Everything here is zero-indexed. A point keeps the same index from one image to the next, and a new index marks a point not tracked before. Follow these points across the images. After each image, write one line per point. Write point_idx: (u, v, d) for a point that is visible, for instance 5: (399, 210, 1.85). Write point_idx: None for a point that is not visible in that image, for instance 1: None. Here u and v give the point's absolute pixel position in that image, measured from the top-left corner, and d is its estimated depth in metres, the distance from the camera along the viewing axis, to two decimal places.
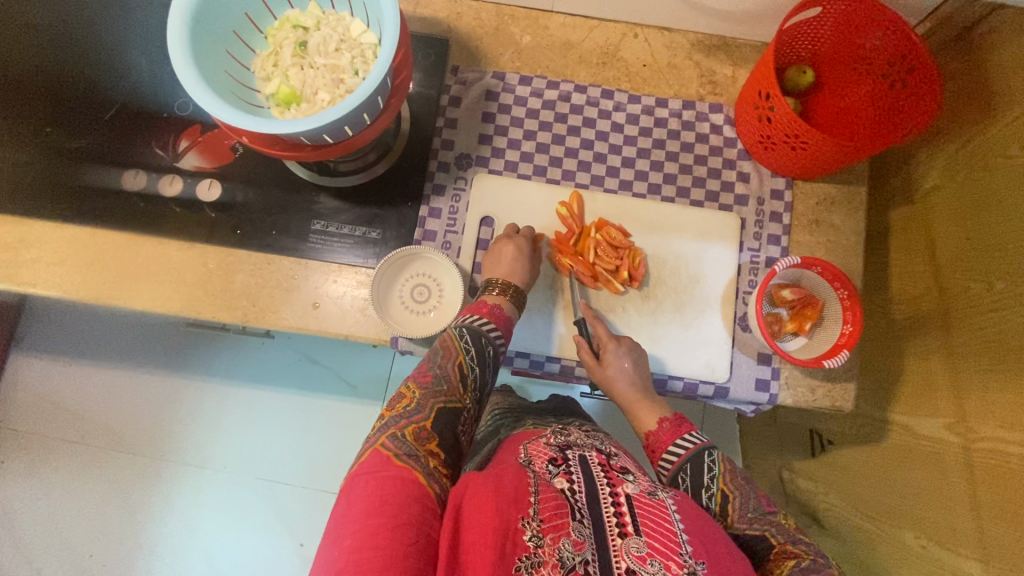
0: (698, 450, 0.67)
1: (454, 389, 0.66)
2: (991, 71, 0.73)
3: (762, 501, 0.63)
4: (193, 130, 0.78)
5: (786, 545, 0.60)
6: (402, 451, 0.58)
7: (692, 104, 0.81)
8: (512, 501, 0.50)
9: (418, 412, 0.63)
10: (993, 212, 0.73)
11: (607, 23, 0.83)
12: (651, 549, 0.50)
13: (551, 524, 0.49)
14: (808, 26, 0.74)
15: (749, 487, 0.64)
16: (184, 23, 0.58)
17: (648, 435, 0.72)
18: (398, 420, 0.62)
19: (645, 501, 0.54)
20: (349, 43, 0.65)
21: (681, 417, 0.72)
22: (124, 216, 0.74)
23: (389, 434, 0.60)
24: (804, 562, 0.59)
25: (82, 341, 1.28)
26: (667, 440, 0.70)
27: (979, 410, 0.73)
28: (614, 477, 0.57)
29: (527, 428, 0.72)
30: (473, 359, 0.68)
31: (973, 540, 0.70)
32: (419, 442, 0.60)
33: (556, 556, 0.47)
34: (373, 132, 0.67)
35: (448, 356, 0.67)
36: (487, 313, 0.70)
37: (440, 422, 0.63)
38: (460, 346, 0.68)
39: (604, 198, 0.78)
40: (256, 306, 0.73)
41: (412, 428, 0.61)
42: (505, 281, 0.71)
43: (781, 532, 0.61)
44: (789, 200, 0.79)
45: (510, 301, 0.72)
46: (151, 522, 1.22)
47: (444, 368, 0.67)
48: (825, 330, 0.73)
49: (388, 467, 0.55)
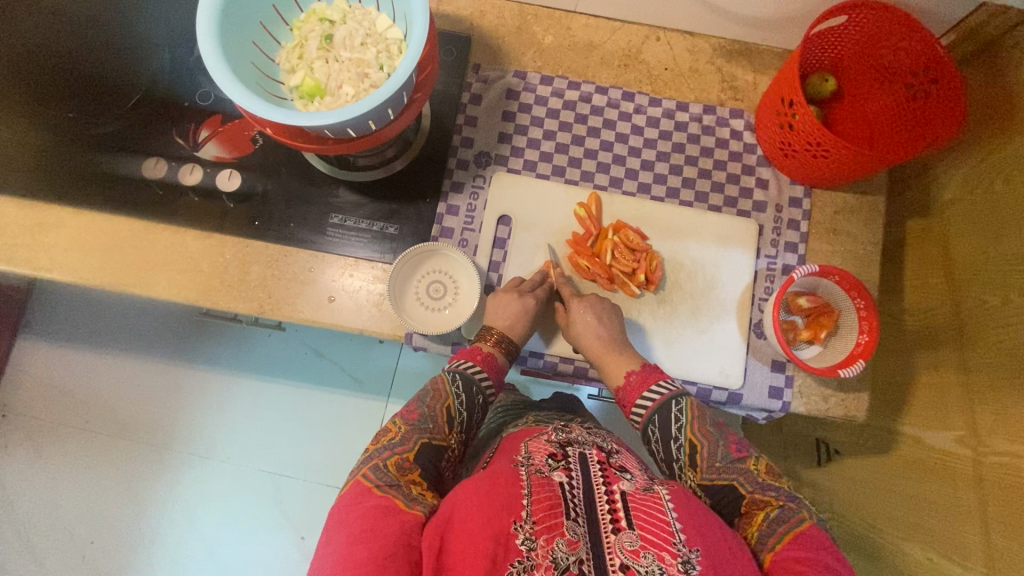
0: (666, 401, 0.68)
1: (439, 427, 0.68)
2: (1017, 84, 0.72)
3: (731, 447, 0.65)
4: (214, 120, 0.78)
5: (755, 494, 0.61)
6: (383, 481, 0.60)
7: (712, 109, 0.81)
8: (504, 507, 0.52)
9: (401, 444, 0.65)
10: (1016, 226, 0.72)
11: (630, 25, 0.83)
12: (644, 542, 0.50)
13: (544, 525, 0.51)
14: (833, 33, 0.74)
15: (716, 434, 0.65)
16: (214, 14, 0.58)
17: (619, 390, 0.71)
18: (382, 451, 0.64)
19: (640, 496, 0.55)
20: (375, 38, 0.65)
21: (648, 368, 0.71)
22: (144, 205, 0.74)
23: (371, 465, 0.62)
24: (773, 511, 0.59)
25: (90, 327, 1.28)
26: (636, 393, 0.70)
27: (992, 424, 0.72)
28: (610, 475, 0.57)
29: (526, 425, 0.73)
30: (462, 404, 0.70)
31: (980, 555, 0.70)
32: (400, 471, 0.62)
33: (550, 558, 0.49)
34: (396, 128, 0.67)
35: (438, 399, 0.69)
36: (480, 360, 0.71)
37: (423, 456, 0.65)
38: (450, 390, 0.70)
39: (623, 200, 0.78)
40: (272, 299, 0.73)
41: (394, 459, 0.63)
42: (501, 333, 0.71)
43: (750, 480, 0.62)
44: (808, 207, 0.78)
45: (502, 353, 0.72)
46: (153, 510, 1.22)
47: (432, 408, 0.69)
48: (840, 340, 0.73)
49: (369, 496, 0.58)
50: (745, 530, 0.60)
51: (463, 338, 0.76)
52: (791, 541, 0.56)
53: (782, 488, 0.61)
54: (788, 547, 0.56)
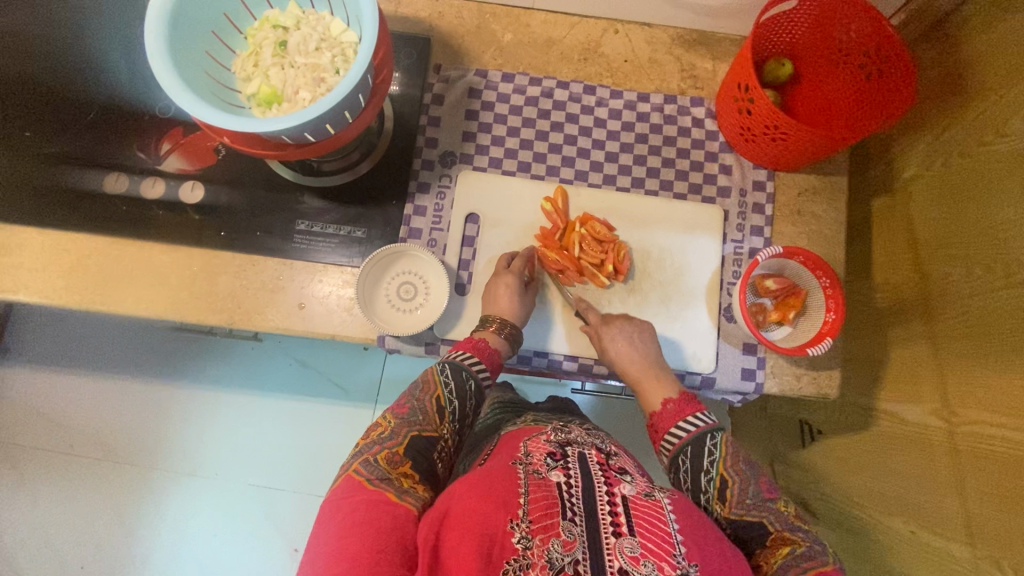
0: (700, 434, 0.65)
1: (430, 419, 0.66)
2: (969, 60, 0.74)
3: (762, 487, 0.62)
4: (176, 132, 0.77)
5: (784, 533, 0.59)
6: (375, 475, 0.59)
7: (673, 98, 0.81)
8: (501, 505, 0.52)
9: (392, 438, 0.64)
10: (985, 192, 0.72)
11: (588, 19, 0.84)
12: (644, 550, 0.50)
13: (540, 525, 0.50)
14: (787, 17, 0.74)
15: (751, 472, 0.62)
16: (162, 23, 0.57)
17: (654, 414, 0.70)
18: (371, 446, 0.63)
19: (641, 503, 0.54)
20: (330, 42, 0.65)
21: (686, 399, 0.68)
22: (106, 220, 0.74)
23: (362, 460, 0.61)
24: (799, 548, 0.58)
25: (69, 349, 1.27)
26: (670, 422, 0.67)
27: (963, 394, 0.74)
28: (611, 477, 0.57)
29: (527, 424, 0.72)
30: (451, 393, 0.67)
31: (960, 525, 0.72)
32: (391, 465, 0.61)
33: (545, 558, 0.49)
34: (355, 130, 0.67)
35: (427, 391, 0.67)
36: (471, 348, 0.70)
37: (412, 448, 0.63)
38: (439, 380, 0.68)
39: (589, 193, 0.78)
40: (241, 309, 0.73)
41: (384, 453, 0.62)
42: (501, 318, 0.71)
43: (779, 518, 0.60)
44: (771, 190, 0.79)
45: (502, 338, 0.71)
46: (144, 530, 1.21)
47: (421, 400, 0.67)
48: (808, 319, 0.74)
49: (362, 491, 0.57)
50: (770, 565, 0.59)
51: (436, 338, 0.75)
52: None
53: (809, 531, 0.60)
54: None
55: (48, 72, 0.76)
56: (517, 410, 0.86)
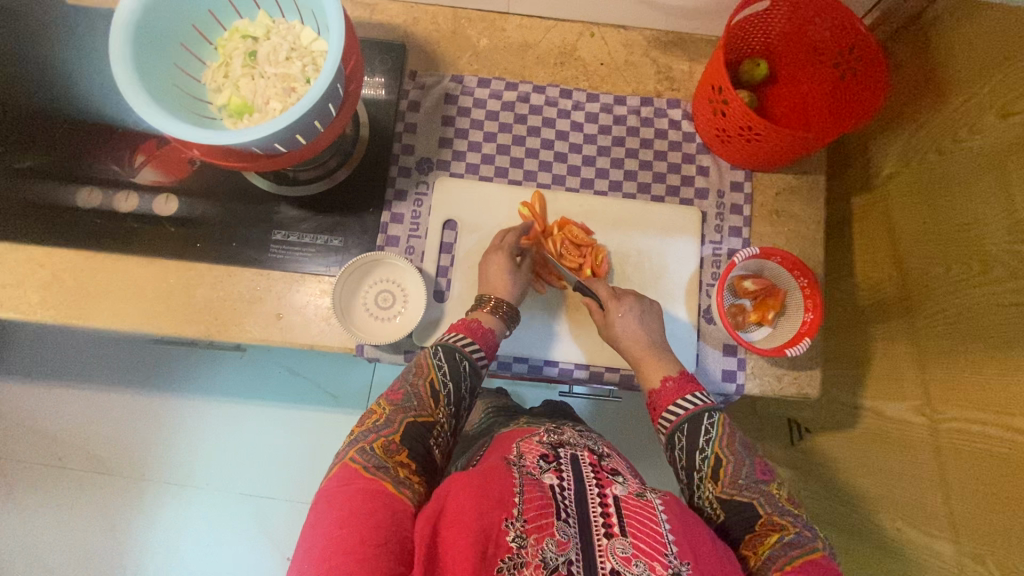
0: (699, 412, 0.64)
1: (425, 403, 0.64)
2: (944, 56, 0.74)
3: (756, 468, 0.61)
4: (148, 144, 0.76)
5: (773, 516, 0.57)
6: (371, 463, 0.57)
7: (650, 100, 0.81)
8: (497, 502, 0.49)
9: (387, 427, 0.61)
10: (963, 189, 0.71)
11: (563, 23, 0.83)
12: (636, 550, 0.48)
13: (534, 524, 0.48)
14: (761, 18, 0.74)
15: (745, 453, 0.61)
16: (127, 37, 0.57)
17: (652, 392, 0.69)
18: (368, 434, 0.60)
19: (633, 503, 0.52)
20: (300, 51, 0.64)
21: (687, 377, 0.68)
22: (80, 234, 0.73)
23: (358, 448, 0.59)
24: (788, 535, 0.56)
25: (52, 362, 1.25)
26: (670, 398, 0.67)
27: (943, 391, 0.73)
28: (603, 478, 0.55)
29: (519, 426, 0.71)
30: (446, 375, 0.66)
31: (944, 521, 0.72)
32: (388, 453, 0.58)
33: (539, 557, 0.47)
34: (328, 138, 0.67)
35: (421, 375, 0.66)
36: (463, 328, 0.69)
37: (409, 436, 0.61)
38: (432, 364, 0.66)
39: (566, 197, 0.78)
40: (219, 320, 0.73)
41: (380, 441, 0.59)
42: (497, 298, 0.71)
43: (770, 502, 0.59)
44: (749, 191, 0.79)
45: (498, 317, 0.71)
46: (135, 541, 1.20)
47: (415, 385, 0.65)
48: (787, 319, 0.74)
49: (358, 479, 0.55)
50: (756, 554, 0.55)
51: (415, 346, 0.75)
52: (803, 564, 0.53)
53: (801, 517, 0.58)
54: (800, 569, 0.52)
55: (17, 85, 0.75)
56: (512, 414, 0.85)
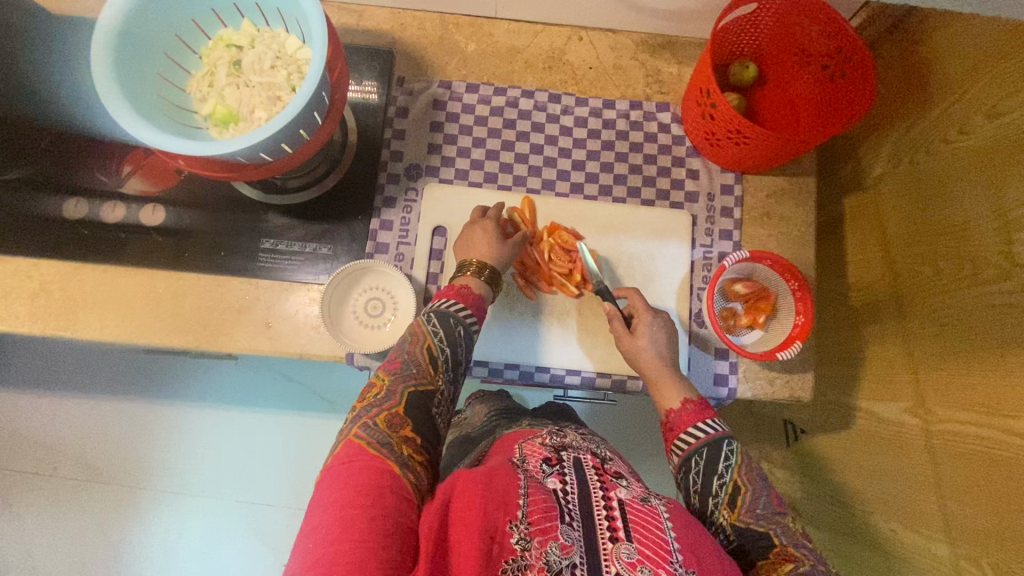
0: (718, 437, 0.63)
1: (423, 371, 0.63)
2: (934, 55, 0.74)
3: (774, 499, 0.60)
4: (135, 154, 0.76)
5: (789, 548, 0.57)
6: (375, 439, 0.55)
7: (638, 104, 0.81)
8: (501, 504, 0.47)
9: (389, 399, 0.60)
10: (952, 189, 0.71)
11: (551, 27, 0.83)
12: (642, 556, 0.47)
13: (539, 527, 0.47)
14: (749, 20, 0.74)
15: (764, 482, 0.61)
16: (109, 50, 0.57)
17: (669, 412, 0.68)
18: (370, 409, 0.59)
19: (638, 508, 0.51)
20: (285, 60, 0.64)
21: (706, 402, 0.67)
22: (66, 245, 0.73)
23: (361, 423, 0.57)
24: (802, 567, 0.56)
25: (44, 371, 1.24)
26: (688, 421, 0.66)
27: (937, 393, 0.73)
28: (607, 481, 0.54)
29: (522, 428, 0.70)
30: (442, 341, 0.65)
31: (939, 523, 0.71)
32: (392, 428, 0.57)
33: (543, 560, 0.45)
34: (315, 145, 0.66)
35: (417, 342, 0.65)
36: (455, 294, 0.68)
37: (411, 406, 0.60)
38: (427, 330, 0.65)
39: (556, 202, 0.78)
40: (208, 330, 0.72)
41: (383, 415, 0.58)
42: (480, 261, 0.70)
43: (786, 533, 0.58)
44: (739, 193, 0.79)
45: (482, 281, 0.70)
46: (132, 549, 1.20)
47: (413, 352, 0.64)
48: (778, 322, 0.73)
49: (362, 456, 0.53)
50: None
51: None
52: None
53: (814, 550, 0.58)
54: None
55: None
56: (515, 417, 0.83)
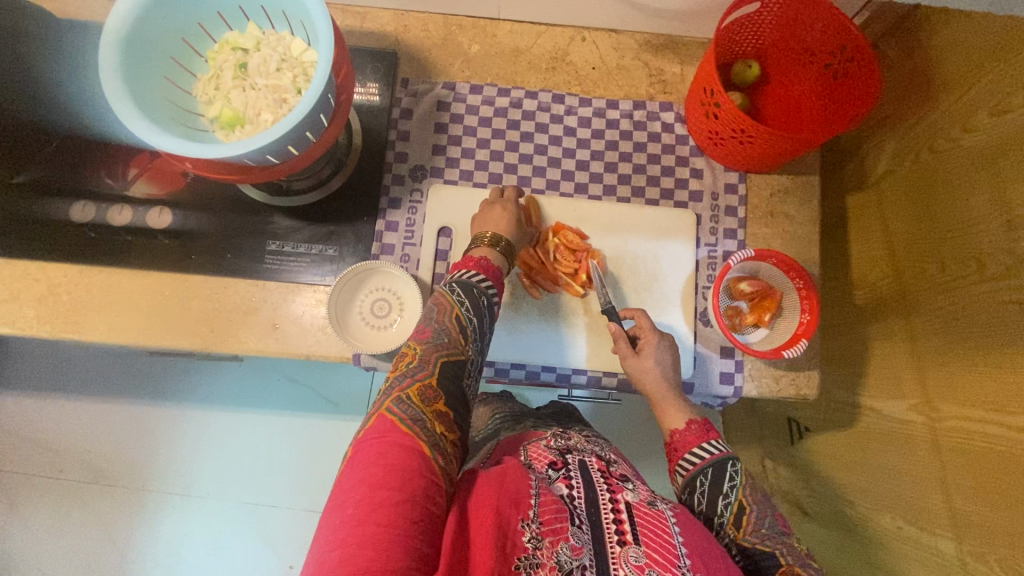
0: (722, 458, 0.63)
1: (455, 341, 0.62)
2: (938, 53, 0.74)
3: (779, 520, 0.60)
4: (142, 157, 0.76)
5: (795, 567, 0.56)
6: (407, 416, 0.55)
7: (642, 104, 0.81)
8: (512, 502, 0.48)
9: (421, 370, 0.59)
10: (954, 188, 0.71)
11: (555, 28, 0.83)
12: (650, 559, 0.47)
13: (550, 528, 0.47)
14: (752, 20, 0.74)
15: (767, 503, 0.61)
16: (119, 55, 0.58)
17: (673, 433, 0.68)
18: (402, 379, 0.59)
19: (644, 511, 0.51)
20: (290, 62, 0.65)
21: (709, 424, 0.68)
22: (74, 248, 0.73)
23: (393, 397, 0.57)
24: None
25: (50, 374, 1.25)
26: (692, 442, 0.66)
27: (942, 390, 0.73)
28: (613, 485, 0.54)
29: (527, 430, 0.70)
30: (469, 311, 0.64)
31: (945, 520, 0.71)
32: (424, 403, 0.57)
33: (555, 560, 0.45)
34: (321, 148, 0.66)
35: (444, 311, 0.63)
36: (474, 266, 0.68)
37: (444, 378, 0.60)
38: (453, 300, 0.64)
39: (560, 202, 0.78)
40: (215, 333, 0.73)
41: (416, 388, 0.58)
42: (495, 233, 0.71)
43: (792, 552, 0.58)
44: (743, 192, 0.79)
45: (498, 253, 0.71)
46: (138, 551, 1.20)
47: (441, 322, 0.63)
48: (784, 321, 0.74)
49: (394, 433, 0.53)
50: None
51: None
52: None
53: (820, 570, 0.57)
54: None
55: None
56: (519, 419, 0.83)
